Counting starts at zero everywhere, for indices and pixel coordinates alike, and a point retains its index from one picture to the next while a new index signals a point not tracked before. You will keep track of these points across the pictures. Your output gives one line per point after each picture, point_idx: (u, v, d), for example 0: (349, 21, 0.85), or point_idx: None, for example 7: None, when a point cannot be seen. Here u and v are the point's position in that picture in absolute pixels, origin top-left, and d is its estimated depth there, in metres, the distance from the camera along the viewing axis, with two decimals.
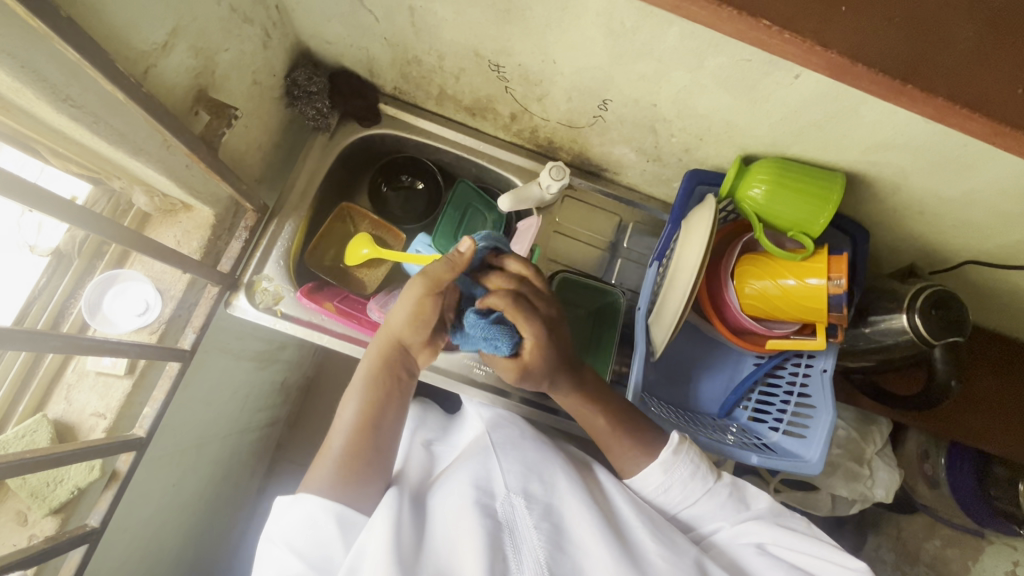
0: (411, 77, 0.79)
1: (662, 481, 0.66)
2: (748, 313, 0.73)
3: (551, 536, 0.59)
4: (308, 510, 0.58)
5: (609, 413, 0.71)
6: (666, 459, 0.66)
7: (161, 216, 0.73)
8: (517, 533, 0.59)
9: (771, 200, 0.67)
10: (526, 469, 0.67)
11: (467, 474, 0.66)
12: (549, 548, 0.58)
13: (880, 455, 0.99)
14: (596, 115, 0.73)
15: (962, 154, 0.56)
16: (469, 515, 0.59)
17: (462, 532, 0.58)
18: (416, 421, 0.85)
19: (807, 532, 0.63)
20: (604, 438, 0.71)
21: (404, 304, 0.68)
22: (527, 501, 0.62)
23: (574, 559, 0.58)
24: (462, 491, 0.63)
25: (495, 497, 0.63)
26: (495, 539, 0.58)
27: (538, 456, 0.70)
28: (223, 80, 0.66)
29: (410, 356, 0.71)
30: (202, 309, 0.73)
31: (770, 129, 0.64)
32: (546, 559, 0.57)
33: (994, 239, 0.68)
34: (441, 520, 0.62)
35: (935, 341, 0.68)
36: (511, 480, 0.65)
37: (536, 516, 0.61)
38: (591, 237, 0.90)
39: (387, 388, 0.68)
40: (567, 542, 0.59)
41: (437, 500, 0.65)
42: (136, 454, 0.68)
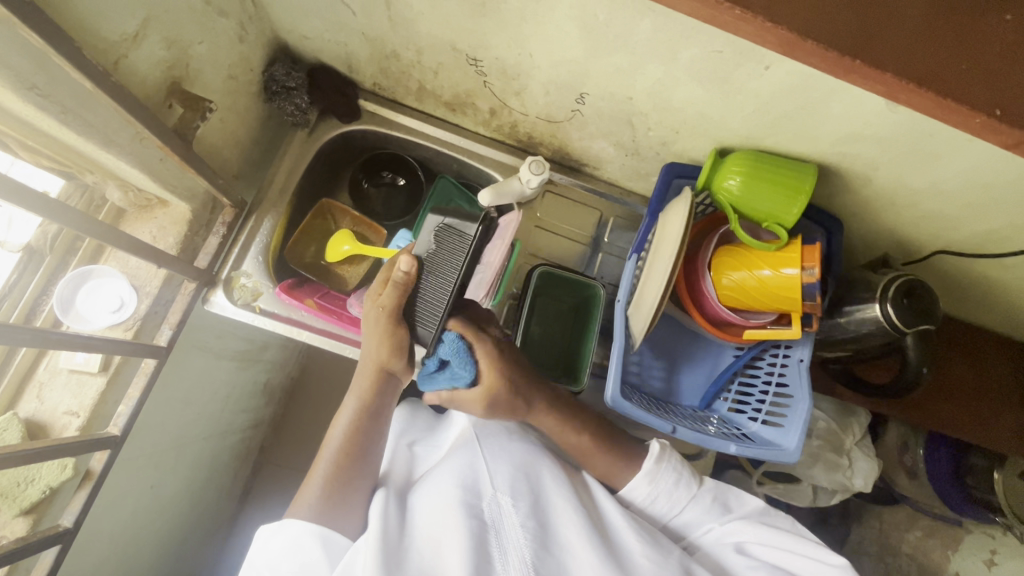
0: (390, 72, 0.79)
1: (647, 493, 0.68)
2: (725, 304, 0.74)
3: (537, 537, 0.60)
4: (293, 534, 0.59)
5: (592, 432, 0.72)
6: (648, 470, 0.68)
7: (137, 211, 0.73)
8: (502, 534, 0.60)
9: (746, 191, 0.68)
10: (513, 469, 0.67)
11: (453, 473, 0.66)
12: (534, 548, 0.58)
13: (859, 445, 1.01)
14: (574, 109, 0.74)
15: (927, 144, 0.57)
16: (456, 515, 0.59)
17: (448, 536, 0.59)
18: (405, 422, 0.83)
19: (794, 531, 0.65)
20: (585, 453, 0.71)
21: (377, 335, 0.65)
22: (513, 500, 0.63)
23: (560, 559, 0.58)
24: (450, 491, 0.63)
25: (481, 497, 0.63)
26: (481, 542, 0.58)
27: (525, 453, 0.70)
28: (197, 74, 0.65)
29: (396, 380, 0.70)
30: (178, 306, 0.72)
31: (743, 120, 0.65)
32: (531, 558, 0.57)
33: (963, 229, 0.70)
34: (427, 516, 0.62)
35: (907, 329, 0.69)
36: (498, 480, 0.65)
37: (523, 514, 0.61)
38: (573, 232, 0.90)
39: (377, 414, 0.68)
40: (553, 543, 0.60)
41: (416, 499, 0.66)
42: (111, 452, 0.67)
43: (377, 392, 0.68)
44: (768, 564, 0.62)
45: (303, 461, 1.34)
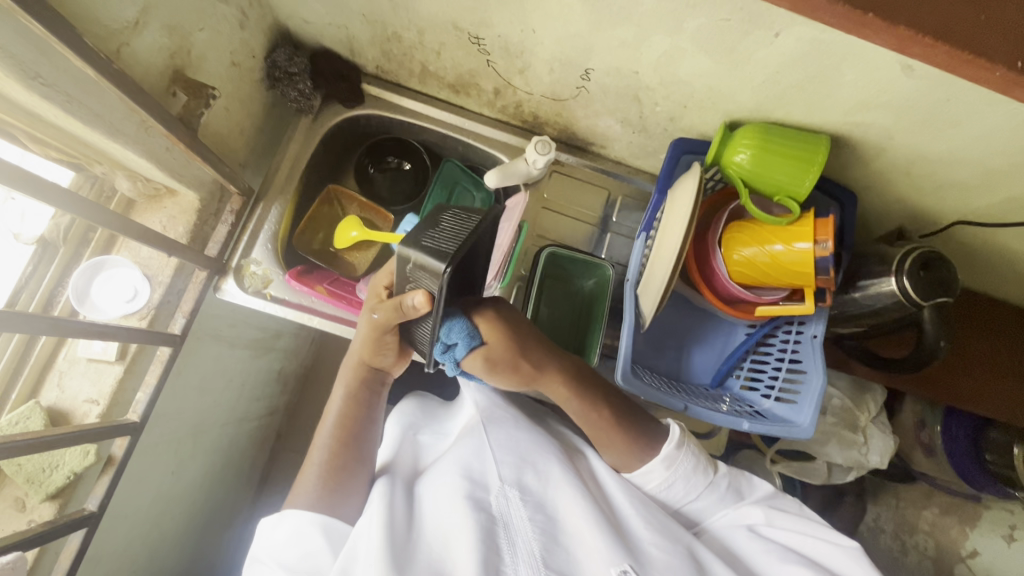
0: (393, 55, 0.79)
1: (664, 478, 0.66)
2: (736, 280, 0.73)
3: (545, 529, 0.60)
4: (295, 524, 0.62)
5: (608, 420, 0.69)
6: (668, 455, 0.66)
7: (146, 201, 0.73)
8: (510, 526, 0.61)
9: (757, 165, 0.66)
10: (518, 459, 0.66)
11: (456, 466, 0.66)
12: (542, 540, 0.59)
13: (875, 422, 1.00)
14: (579, 86, 0.73)
15: (946, 108, 0.56)
16: (462, 508, 0.60)
17: (456, 527, 0.59)
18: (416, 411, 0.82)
19: (801, 513, 0.66)
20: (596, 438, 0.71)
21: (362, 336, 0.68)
22: (521, 493, 0.63)
23: (568, 550, 0.59)
24: (455, 484, 0.64)
25: (489, 491, 0.63)
26: (489, 535, 0.59)
27: (533, 443, 0.70)
28: (200, 60, 0.65)
29: (382, 375, 0.73)
30: (191, 294, 0.73)
31: (752, 92, 0.64)
32: (540, 552, 0.58)
33: (981, 198, 0.68)
34: (433, 512, 0.63)
35: (923, 302, 0.68)
36: (504, 471, 0.65)
37: (530, 508, 0.62)
38: (580, 213, 0.89)
39: (367, 403, 0.72)
40: (561, 534, 0.61)
41: (423, 492, 0.66)
42: (131, 438, 0.68)
43: (366, 383, 0.72)
44: (782, 547, 0.63)
45: None
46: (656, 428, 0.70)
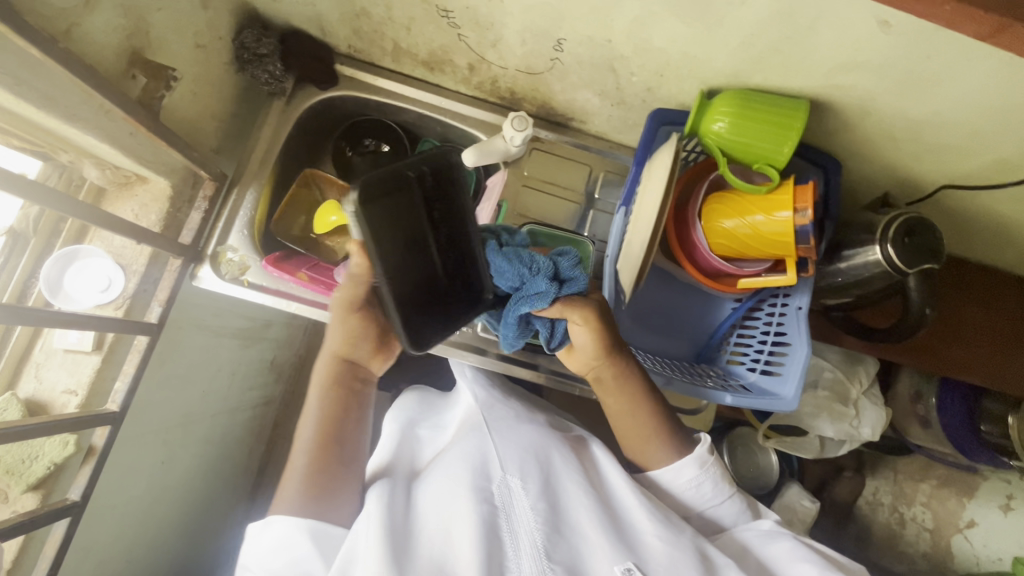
0: (364, 32, 0.77)
1: (695, 477, 0.67)
2: (717, 253, 0.71)
3: (549, 520, 0.61)
4: (280, 532, 0.61)
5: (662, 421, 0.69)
6: (701, 455, 0.67)
7: (117, 189, 0.72)
8: (513, 516, 0.61)
9: (735, 133, 0.64)
10: (522, 450, 0.67)
11: (463, 459, 0.67)
12: (546, 532, 0.59)
13: (866, 394, 1.00)
14: (553, 58, 0.71)
15: (928, 65, 0.54)
16: (467, 499, 0.61)
17: (456, 521, 0.61)
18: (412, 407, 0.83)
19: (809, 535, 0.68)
20: (638, 440, 0.70)
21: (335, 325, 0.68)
22: (524, 482, 0.64)
23: (573, 542, 0.60)
24: (461, 477, 0.65)
25: (490, 480, 0.64)
26: (491, 528, 0.60)
27: (537, 437, 0.71)
28: (161, 41, 0.64)
29: (358, 372, 0.71)
30: (166, 283, 0.73)
31: (729, 57, 0.62)
32: (544, 543, 0.58)
33: (968, 162, 0.66)
34: (434, 506, 0.63)
35: (908, 270, 0.67)
36: (508, 463, 0.66)
37: (533, 497, 0.62)
38: (562, 190, 0.88)
39: (348, 405, 0.69)
40: (566, 525, 0.61)
41: (426, 487, 0.66)
42: (111, 428, 0.68)
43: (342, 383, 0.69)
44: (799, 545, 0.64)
45: None
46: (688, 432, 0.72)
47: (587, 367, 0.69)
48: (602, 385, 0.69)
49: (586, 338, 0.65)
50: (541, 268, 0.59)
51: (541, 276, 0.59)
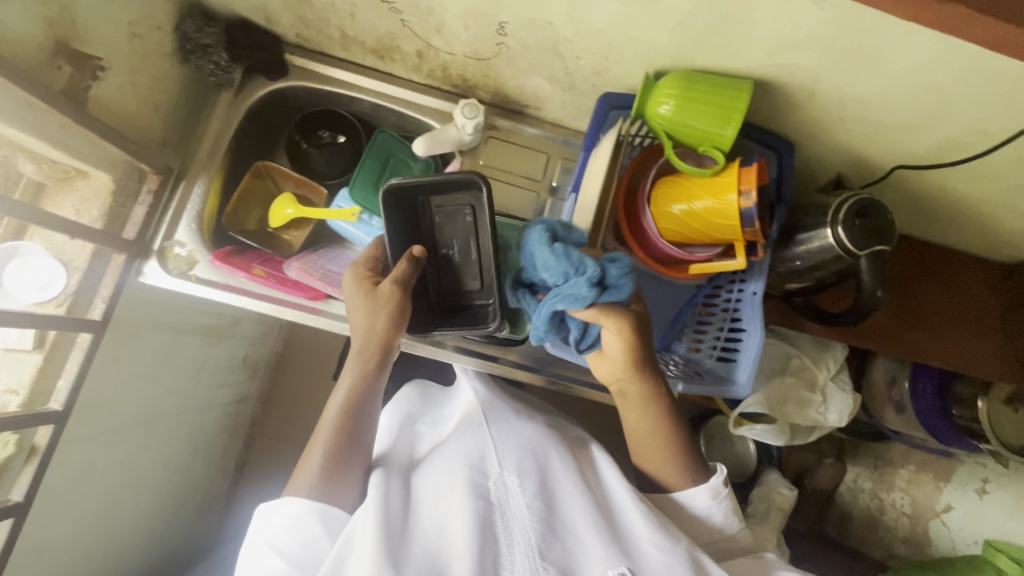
0: (309, 20, 0.76)
1: (706, 506, 0.65)
2: (668, 238, 0.70)
3: (545, 520, 0.59)
4: (293, 513, 0.60)
5: (675, 444, 0.67)
6: (716, 486, 0.65)
7: (58, 184, 0.71)
8: (508, 513, 0.59)
9: (680, 115, 0.63)
10: (520, 448, 0.66)
11: (458, 454, 0.66)
12: (541, 532, 0.58)
13: (834, 380, 0.99)
14: (498, 42, 0.69)
15: (865, 42, 0.53)
16: (462, 496, 0.60)
17: (453, 516, 0.59)
18: (413, 404, 0.82)
19: None
20: (654, 461, 0.68)
21: (369, 318, 0.65)
22: (521, 479, 0.62)
23: (568, 543, 0.58)
24: (456, 474, 0.63)
25: (488, 476, 0.62)
26: (486, 524, 0.58)
27: (534, 435, 0.69)
28: (89, 31, 0.62)
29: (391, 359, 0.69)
30: (110, 280, 0.72)
31: (670, 38, 0.60)
32: (538, 543, 0.57)
33: (919, 141, 0.65)
34: (431, 500, 0.62)
35: (859, 252, 0.66)
36: (505, 460, 0.64)
37: (529, 495, 0.61)
38: (519, 179, 0.86)
39: (375, 390, 0.68)
40: (562, 527, 0.59)
41: (421, 481, 0.65)
42: (54, 427, 0.68)
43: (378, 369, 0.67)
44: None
45: (294, 432, 1.38)
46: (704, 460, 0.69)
47: (613, 379, 0.67)
48: (625, 402, 0.67)
49: (617, 345, 0.62)
50: (588, 271, 0.57)
51: (584, 279, 0.56)
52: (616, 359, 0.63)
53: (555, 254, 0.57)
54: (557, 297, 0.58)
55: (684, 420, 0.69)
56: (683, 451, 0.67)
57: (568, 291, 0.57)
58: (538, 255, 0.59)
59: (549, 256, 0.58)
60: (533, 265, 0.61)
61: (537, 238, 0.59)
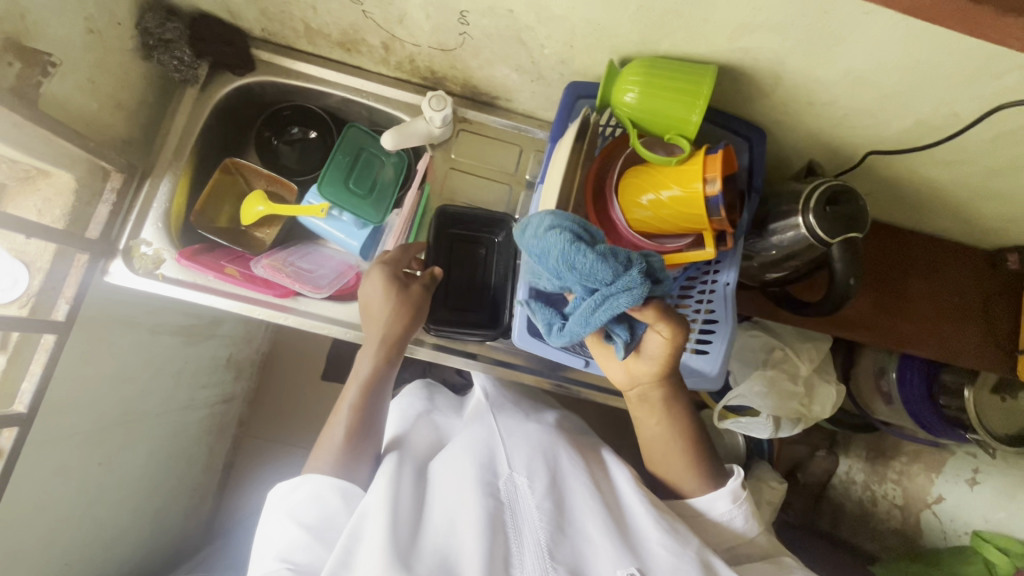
0: (271, 13, 0.74)
1: (727, 511, 0.65)
2: (638, 229, 0.67)
3: (554, 520, 0.58)
4: (314, 488, 0.62)
5: (689, 450, 0.67)
6: (734, 490, 0.65)
7: (19, 185, 0.70)
8: (518, 514, 0.59)
9: (645, 102, 0.62)
10: (530, 448, 0.65)
11: (469, 451, 0.65)
12: (550, 532, 0.57)
13: (817, 372, 0.98)
14: (461, 32, 0.68)
15: (827, 22, 0.51)
16: (472, 494, 0.59)
17: (464, 515, 0.58)
18: (426, 400, 0.81)
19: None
20: (672, 464, 0.68)
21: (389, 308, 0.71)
22: (530, 480, 0.61)
23: (576, 544, 0.57)
24: (468, 469, 0.63)
25: (498, 476, 0.62)
26: (497, 522, 0.57)
27: (542, 436, 0.69)
28: (41, 26, 0.61)
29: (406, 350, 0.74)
30: (74, 279, 0.71)
31: (631, 23, 0.59)
32: (547, 543, 0.56)
33: (891, 125, 0.64)
34: (443, 493, 0.62)
35: (830, 240, 0.64)
36: (516, 460, 0.64)
37: (539, 496, 0.60)
38: (491, 172, 0.85)
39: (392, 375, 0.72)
40: (570, 526, 0.59)
41: (437, 473, 0.65)
42: (19, 430, 0.67)
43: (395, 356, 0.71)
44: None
45: (282, 432, 1.37)
46: (719, 465, 0.69)
47: (633, 385, 0.67)
48: (640, 410, 0.68)
49: (659, 348, 0.62)
50: (636, 266, 0.51)
51: (638, 275, 0.51)
52: (648, 362, 0.64)
53: (594, 255, 0.50)
54: (612, 300, 0.52)
55: (698, 422, 0.69)
56: (702, 459, 0.68)
57: (625, 292, 0.51)
58: (576, 263, 0.51)
59: (589, 259, 0.51)
60: (562, 271, 0.53)
61: (568, 240, 0.51)
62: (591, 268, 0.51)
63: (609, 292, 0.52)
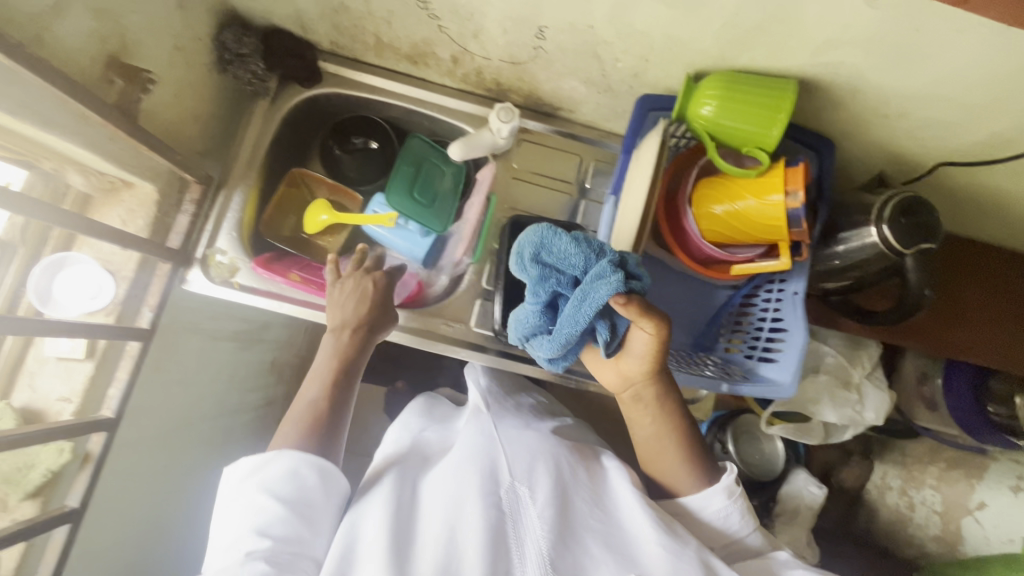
0: (344, 27, 0.76)
1: (722, 506, 0.64)
2: (710, 240, 0.69)
3: (556, 529, 0.57)
4: (285, 464, 0.59)
5: (683, 442, 0.66)
6: (729, 485, 0.64)
7: (103, 196, 0.72)
8: (519, 523, 0.58)
9: (723, 116, 0.63)
10: (531, 456, 0.64)
11: (468, 460, 0.63)
12: (553, 541, 0.56)
13: (869, 378, 0.98)
14: (536, 46, 0.69)
15: (916, 40, 0.52)
16: (472, 503, 0.58)
17: (465, 522, 0.57)
18: (422, 411, 0.80)
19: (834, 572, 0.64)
20: (667, 462, 0.67)
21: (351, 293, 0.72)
22: (532, 490, 0.60)
23: (578, 553, 0.57)
24: (467, 478, 0.61)
25: (499, 485, 0.61)
26: (498, 533, 0.56)
27: (543, 445, 0.67)
28: (137, 44, 0.63)
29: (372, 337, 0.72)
30: (157, 288, 0.73)
31: (713, 39, 0.60)
32: (549, 552, 0.55)
33: (964, 137, 0.64)
34: (437, 500, 0.61)
35: (905, 250, 0.65)
36: (515, 469, 0.62)
37: (540, 504, 0.59)
38: (551, 181, 0.86)
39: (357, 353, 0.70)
40: (572, 536, 0.58)
41: (428, 480, 0.64)
42: (107, 434, 0.69)
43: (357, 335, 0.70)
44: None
45: None
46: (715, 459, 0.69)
47: (626, 386, 0.66)
48: (633, 409, 0.67)
49: (646, 346, 0.61)
50: (608, 255, 0.59)
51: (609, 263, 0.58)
52: (637, 360, 0.62)
53: (572, 240, 0.59)
54: (598, 283, 0.57)
55: (691, 419, 0.68)
56: (695, 452, 0.67)
57: (606, 274, 0.57)
58: (553, 248, 0.59)
59: (568, 244, 0.59)
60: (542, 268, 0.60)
61: (549, 231, 0.60)
62: (567, 251, 0.58)
63: (592, 277, 0.57)
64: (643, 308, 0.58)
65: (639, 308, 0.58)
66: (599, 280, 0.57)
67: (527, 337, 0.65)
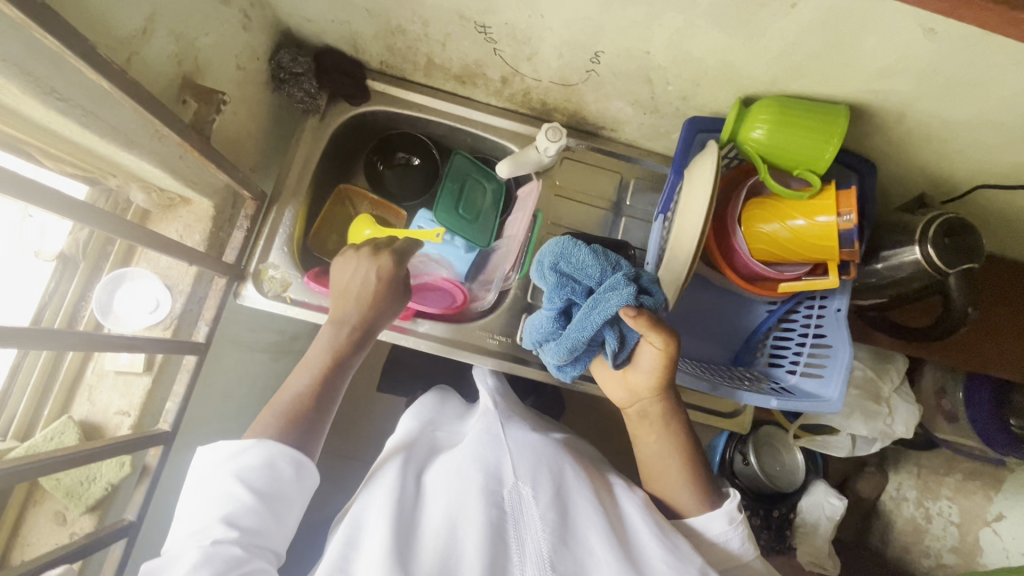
0: (397, 48, 0.78)
1: (722, 531, 0.64)
2: (758, 258, 0.71)
3: (557, 531, 0.57)
4: (262, 451, 0.57)
5: (685, 458, 0.67)
6: (730, 510, 0.64)
7: (161, 211, 0.73)
8: (521, 524, 0.57)
9: (775, 139, 0.65)
10: (538, 461, 0.64)
11: (475, 460, 0.63)
12: (553, 543, 0.55)
13: (898, 392, 1.00)
14: (589, 69, 0.72)
15: (970, 71, 0.55)
16: (475, 501, 0.58)
17: (466, 518, 0.57)
18: (432, 415, 0.82)
19: None
20: (668, 478, 0.67)
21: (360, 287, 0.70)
22: (535, 492, 0.60)
23: (578, 555, 0.56)
24: (471, 476, 0.61)
25: (503, 485, 0.60)
26: (500, 533, 0.56)
27: (547, 451, 0.67)
28: (206, 66, 0.65)
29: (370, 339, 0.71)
30: (212, 302, 0.72)
31: (768, 66, 0.63)
32: (549, 553, 0.55)
33: (1004, 159, 0.67)
34: (440, 497, 0.61)
35: (948, 269, 0.67)
36: (520, 470, 0.62)
37: (542, 506, 0.58)
38: (592, 198, 0.88)
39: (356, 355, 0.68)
40: (573, 538, 0.57)
41: (433, 475, 0.65)
42: (164, 448, 0.68)
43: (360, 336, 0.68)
44: None
45: None
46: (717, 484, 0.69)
47: (632, 400, 0.67)
48: (637, 419, 0.68)
49: (652, 361, 0.62)
50: (623, 268, 0.61)
51: (622, 277, 0.60)
52: (645, 374, 0.64)
53: (590, 252, 0.61)
54: (610, 295, 0.59)
55: (695, 438, 0.69)
56: (696, 472, 0.67)
57: (619, 286, 0.59)
58: (572, 259, 0.61)
59: (585, 255, 0.60)
60: (562, 277, 0.62)
61: (567, 242, 0.62)
62: (583, 262, 0.60)
63: (605, 288, 0.60)
64: (654, 322, 0.59)
65: (650, 322, 0.59)
66: (612, 291, 0.59)
67: (540, 342, 0.69)
